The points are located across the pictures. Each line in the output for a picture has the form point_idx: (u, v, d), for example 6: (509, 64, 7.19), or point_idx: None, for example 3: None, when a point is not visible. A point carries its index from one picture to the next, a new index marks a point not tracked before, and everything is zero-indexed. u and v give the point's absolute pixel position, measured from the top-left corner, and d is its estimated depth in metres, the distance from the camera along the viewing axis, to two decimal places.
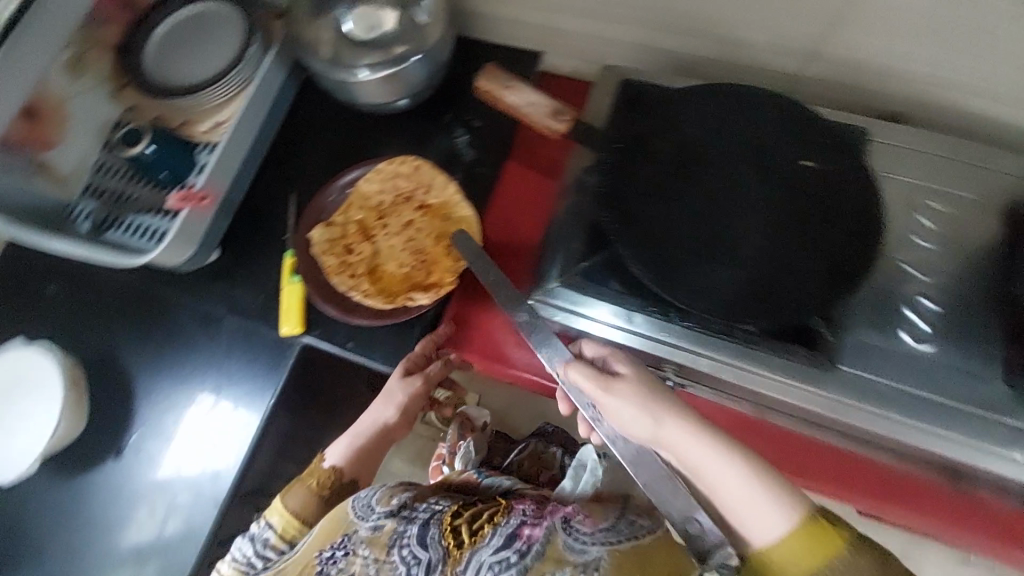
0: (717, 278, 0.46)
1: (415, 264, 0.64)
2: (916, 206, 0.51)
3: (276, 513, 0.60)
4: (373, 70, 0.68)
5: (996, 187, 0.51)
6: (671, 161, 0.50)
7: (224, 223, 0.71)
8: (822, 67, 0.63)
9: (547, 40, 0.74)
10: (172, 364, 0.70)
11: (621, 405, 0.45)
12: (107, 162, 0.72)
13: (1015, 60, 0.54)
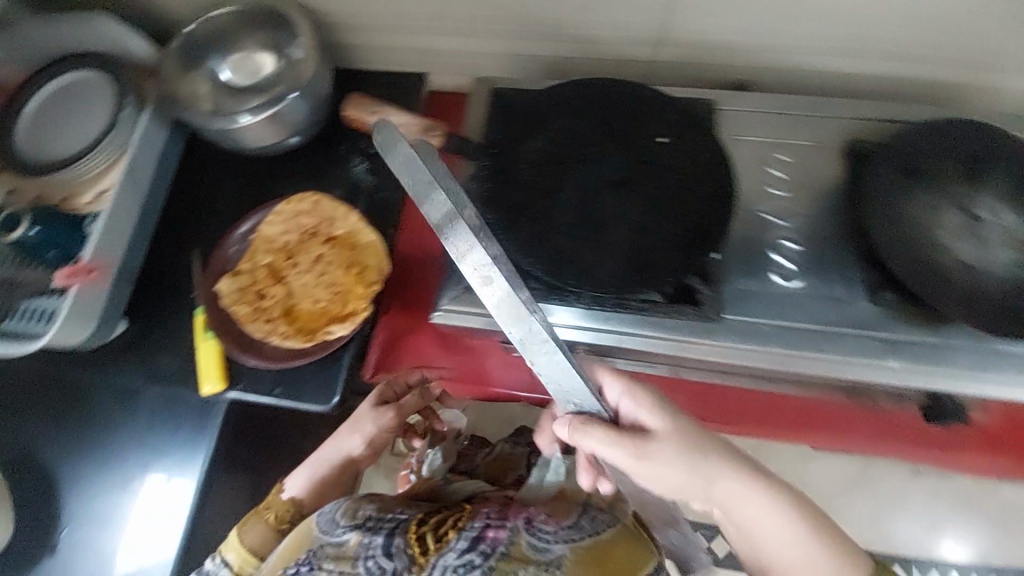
0: (603, 255, 0.50)
1: (329, 299, 0.64)
2: (767, 160, 0.57)
3: (232, 550, 0.62)
4: (255, 112, 0.67)
5: (833, 132, 0.58)
6: (543, 161, 0.54)
7: (126, 292, 0.67)
8: (673, 48, 0.70)
9: (436, 63, 0.78)
10: (93, 459, 0.64)
11: (670, 472, 0.45)
12: None
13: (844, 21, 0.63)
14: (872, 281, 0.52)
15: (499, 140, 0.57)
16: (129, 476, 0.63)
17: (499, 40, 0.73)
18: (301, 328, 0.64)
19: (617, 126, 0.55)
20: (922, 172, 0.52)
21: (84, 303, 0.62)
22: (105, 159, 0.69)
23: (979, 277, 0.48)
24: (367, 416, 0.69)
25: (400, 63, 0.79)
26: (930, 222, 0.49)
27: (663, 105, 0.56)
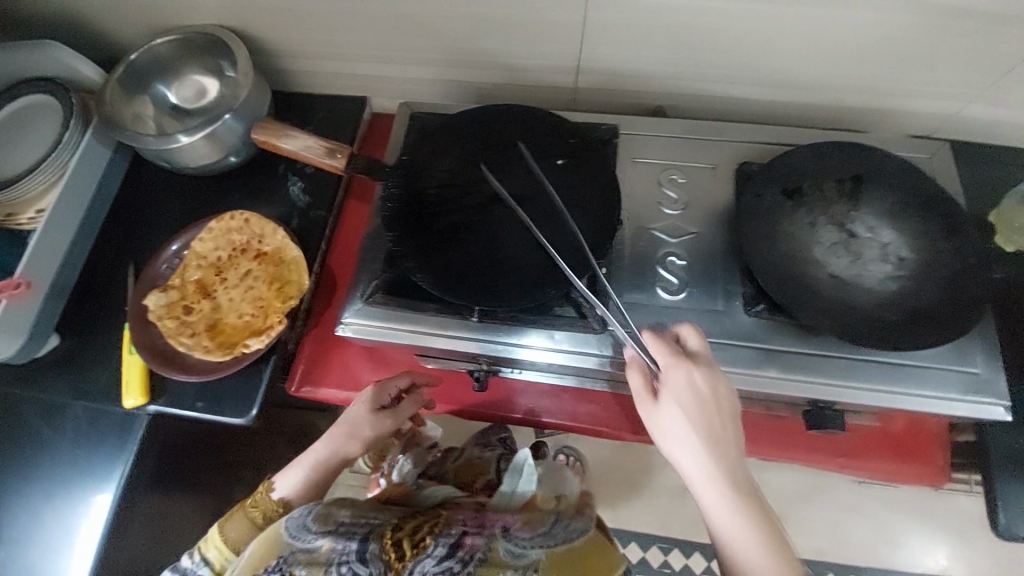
0: (495, 269, 0.53)
1: (255, 314, 0.67)
2: (662, 181, 0.61)
3: (213, 548, 0.60)
4: (188, 131, 0.68)
5: (726, 155, 0.62)
6: (442, 184, 0.57)
7: (59, 305, 0.69)
8: (591, 76, 0.73)
9: (375, 88, 0.81)
10: (14, 470, 0.65)
11: (668, 420, 0.46)
12: None
13: (753, 55, 0.66)
14: (748, 292, 0.54)
15: (407, 158, 0.59)
16: (49, 488, 0.64)
17: (426, 67, 0.76)
18: (226, 341, 0.66)
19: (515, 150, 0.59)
20: (801, 190, 0.56)
21: (13, 316, 0.63)
22: (48, 177, 0.68)
23: (850, 289, 0.52)
24: (365, 422, 0.62)
25: (338, 88, 0.82)
26: (808, 239, 0.54)
27: (560, 130, 0.60)
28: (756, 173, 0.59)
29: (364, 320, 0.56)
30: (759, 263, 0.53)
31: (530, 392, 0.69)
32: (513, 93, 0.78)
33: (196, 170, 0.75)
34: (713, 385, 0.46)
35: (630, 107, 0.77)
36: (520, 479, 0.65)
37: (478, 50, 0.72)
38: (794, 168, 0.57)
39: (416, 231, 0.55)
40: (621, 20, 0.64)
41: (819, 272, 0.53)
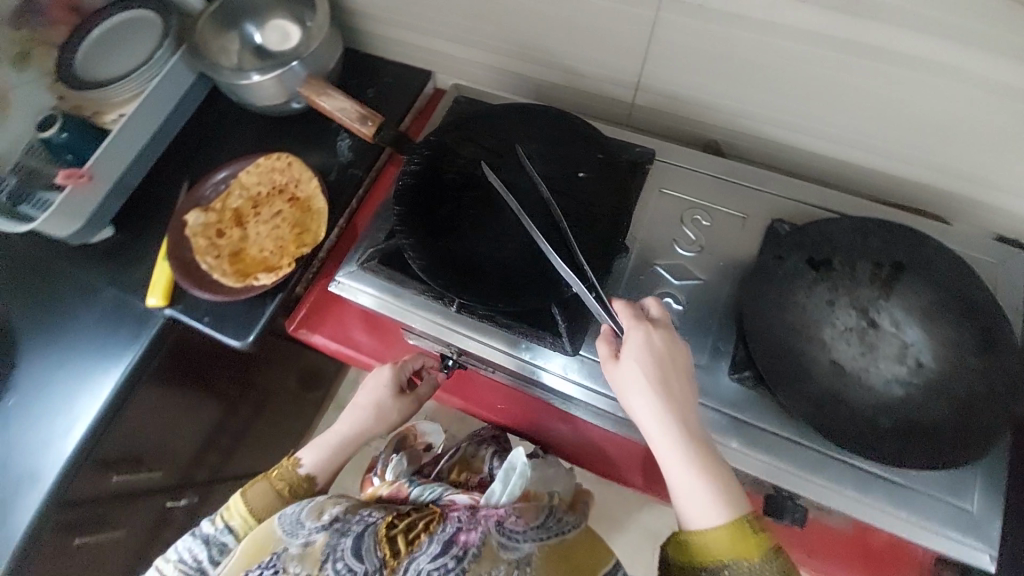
0: (488, 264, 0.54)
1: (275, 252, 0.72)
2: (683, 219, 0.58)
3: (237, 516, 0.60)
4: (260, 71, 0.72)
5: (761, 208, 0.58)
6: (462, 171, 0.58)
7: (117, 202, 0.76)
8: (649, 96, 0.69)
9: (438, 63, 0.81)
10: (47, 335, 0.74)
11: (628, 379, 0.45)
12: (32, 144, 0.79)
13: (824, 112, 0.60)
14: (737, 356, 0.51)
15: (435, 139, 0.59)
16: (69, 358, 0.73)
17: (488, 54, 0.75)
18: (245, 269, 0.71)
19: (538, 153, 0.58)
20: (829, 262, 0.51)
21: (75, 201, 0.71)
22: (134, 88, 0.76)
23: (849, 382, 0.48)
24: (391, 406, 0.67)
25: (405, 57, 0.83)
26: (820, 318, 0.50)
27: (590, 142, 0.58)
28: (784, 234, 0.55)
29: (355, 281, 0.60)
30: (757, 328, 0.50)
31: (506, 393, 0.69)
32: (567, 96, 0.75)
33: (258, 109, 0.79)
34: (668, 340, 0.46)
35: (683, 136, 0.72)
36: (513, 480, 0.61)
37: (540, 47, 0.70)
38: (828, 238, 0.52)
39: (421, 213, 0.56)
40: (688, 46, 0.60)
41: (820, 355, 0.49)
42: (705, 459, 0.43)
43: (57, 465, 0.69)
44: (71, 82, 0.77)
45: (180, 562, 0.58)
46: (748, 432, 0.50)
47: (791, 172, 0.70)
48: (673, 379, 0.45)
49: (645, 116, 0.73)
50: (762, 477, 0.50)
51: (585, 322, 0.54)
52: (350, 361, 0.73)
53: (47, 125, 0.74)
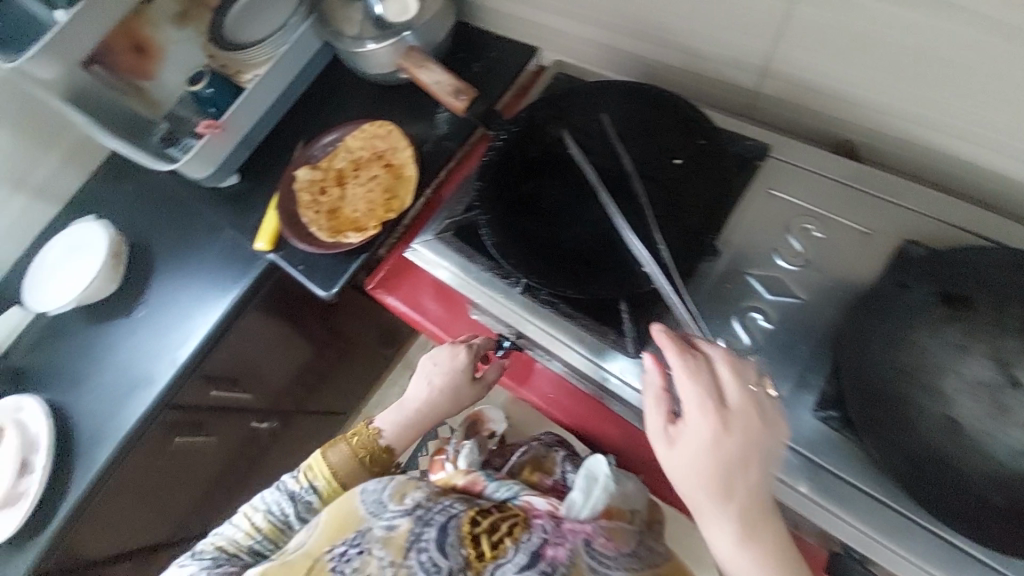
0: (562, 250, 0.52)
1: (366, 215, 0.76)
2: (790, 226, 0.50)
3: (321, 477, 0.65)
4: (376, 41, 0.75)
5: (892, 227, 0.49)
6: (549, 149, 0.56)
7: (244, 153, 0.85)
8: (778, 84, 0.60)
9: (545, 38, 0.79)
10: (173, 260, 0.86)
11: (681, 472, 0.43)
12: (184, 96, 0.91)
13: (999, 119, 0.49)
14: (826, 389, 0.45)
15: (524, 115, 0.57)
16: (191, 283, 0.85)
17: (597, 30, 0.70)
18: (339, 228, 0.76)
19: (631, 138, 0.54)
20: (968, 300, 0.42)
21: (210, 149, 0.80)
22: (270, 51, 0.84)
23: (961, 445, 0.40)
24: (465, 390, 0.67)
25: (513, 30, 0.82)
26: (944, 364, 0.41)
27: (692, 128, 0.53)
28: (920, 256, 0.45)
29: (432, 252, 0.59)
30: (860, 362, 0.43)
31: (559, 384, 0.68)
32: (681, 78, 0.69)
33: (370, 77, 0.83)
34: (734, 430, 0.42)
35: (810, 133, 0.63)
36: (596, 492, 0.62)
37: (656, 23, 0.63)
38: (972, 270, 0.43)
39: (498, 190, 0.55)
40: (829, 29, 0.52)
41: (925, 405, 0.41)
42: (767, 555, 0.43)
43: (172, 370, 0.83)
44: (219, 42, 0.87)
45: (269, 512, 0.64)
46: (821, 478, 0.44)
47: (945, 189, 0.58)
48: (735, 473, 0.42)
49: (769, 105, 0.64)
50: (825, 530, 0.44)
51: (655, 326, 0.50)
52: (417, 326, 0.75)
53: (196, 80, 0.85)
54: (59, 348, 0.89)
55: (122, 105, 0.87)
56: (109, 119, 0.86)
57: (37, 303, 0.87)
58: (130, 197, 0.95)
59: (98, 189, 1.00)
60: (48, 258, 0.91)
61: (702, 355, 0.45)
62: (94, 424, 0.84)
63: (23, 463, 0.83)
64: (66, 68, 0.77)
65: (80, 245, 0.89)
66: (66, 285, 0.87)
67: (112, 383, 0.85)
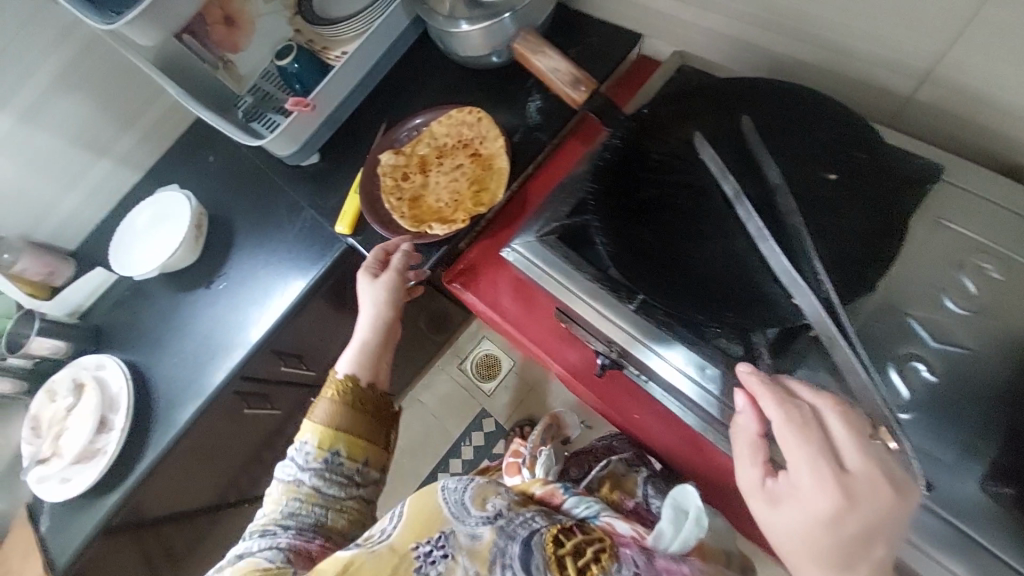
0: (684, 263, 0.50)
1: (452, 209, 0.74)
2: (963, 264, 0.45)
3: (308, 429, 0.64)
4: (471, 22, 0.71)
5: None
6: (675, 149, 0.55)
7: (326, 133, 0.83)
8: (937, 91, 0.52)
9: (652, 23, 0.73)
10: (254, 235, 0.88)
11: (787, 537, 0.41)
12: (269, 70, 0.90)
13: None
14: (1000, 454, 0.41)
15: (646, 112, 0.57)
16: (269, 261, 0.86)
17: (718, 17, 0.64)
18: (422, 219, 0.73)
19: (774, 149, 0.51)
20: None
21: (298, 126, 0.78)
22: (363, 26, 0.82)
23: None
24: (381, 287, 0.68)
25: (616, 13, 0.76)
26: None
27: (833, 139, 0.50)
28: None
29: (528, 253, 0.58)
30: None
31: (645, 401, 0.65)
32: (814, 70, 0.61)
33: (462, 59, 0.78)
34: (857, 503, 0.39)
35: (973, 152, 0.54)
36: (688, 528, 0.58)
37: (794, 11, 0.56)
38: None
39: (614, 194, 0.54)
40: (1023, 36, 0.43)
41: None
42: None
43: (245, 346, 0.84)
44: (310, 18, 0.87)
45: (282, 478, 0.63)
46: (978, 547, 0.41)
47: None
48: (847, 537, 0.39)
49: (924, 115, 0.56)
50: None
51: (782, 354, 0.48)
52: (496, 326, 0.72)
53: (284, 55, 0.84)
54: (142, 309, 0.93)
55: (212, 78, 0.86)
56: (198, 90, 0.84)
57: (121, 267, 0.90)
58: (212, 167, 0.96)
59: (177, 157, 1.02)
60: (132, 222, 0.93)
61: (806, 406, 0.44)
62: (169, 394, 0.87)
63: (101, 420, 0.86)
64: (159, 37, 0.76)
65: (166, 215, 0.91)
66: (150, 253, 0.90)
67: (193, 349, 0.87)
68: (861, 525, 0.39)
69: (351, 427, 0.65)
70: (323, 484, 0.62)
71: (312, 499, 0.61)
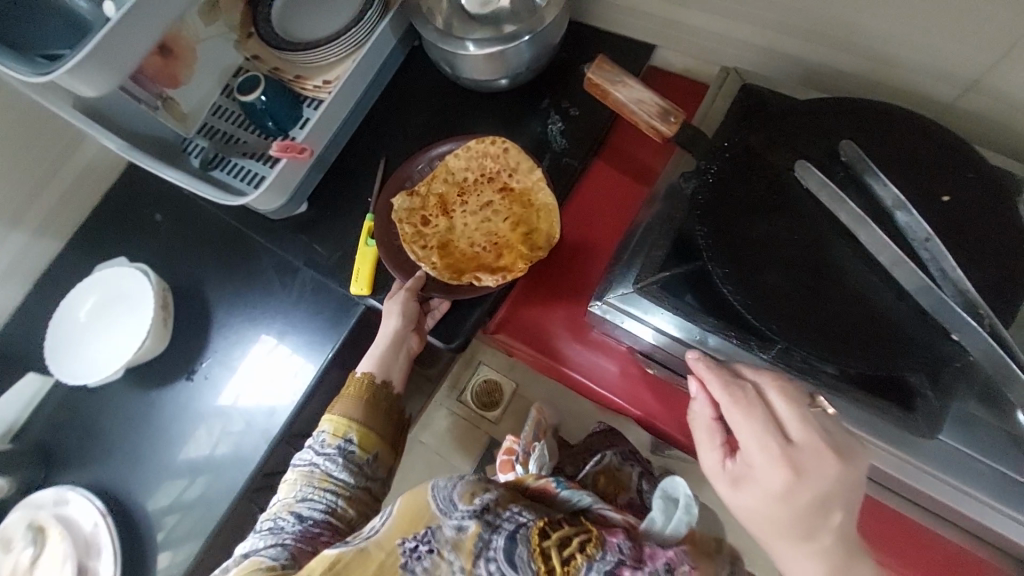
0: (805, 316, 0.79)
1: (486, 249, 1.08)
2: None
3: (330, 421, 1.01)
4: (479, 45, 1.04)
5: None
6: (769, 181, 0.86)
7: (317, 174, 1.20)
8: (974, 96, 0.87)
9: (667, 32, 1.13)
10: (245, 304, 1.27)
11: (745, 504, 0.70)
12: (220, 107, 1.20)
13: (996, 116, 0.89)
14: None
15: (731, 144, 0.89)
16: (282, 326, 1.24)
17: (749, 31, 1.01)
18: (452, 260, 1.07)
19: (887, 173, 0.82)
20: None
21: (288, 170, 1.10)
22: (336, 51, 1.10)
23: None
24: (401, 301, 1.05)
25: (632, 29, 1.18)
26: None
27: (876, 132, 0.85)
28: None
29: (620, 300, 0.94)
30: None
31: (638, 399, 1.06)
32: (844, 68, 0.97)
33: (467, 76, 1.12)
34: (798, 475, 0.66)
35: (963, 129, 0.94)
36: (678, 515, 0.83)
37: (800, 21, 0.93)
38: None
39: (724, 237, 0.83)
40: (883, 44, 0.89)
41: None
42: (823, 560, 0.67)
43: (243, 425, 1.23)
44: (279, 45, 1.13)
45: (298, 466, 0.98)
46: None
47: (994, 147, 0.93)
48: (802, 498, 0.66)
49: (961, 105, 0.91)
50: None
51: (939, 386, 0.79)
52: (549, 365, 1.11)
53: (251, 91, 1.10)
54: (120, 397, 1.30)
55: (157, 121, 1.11)
56: (129, 134, 1.07)
57: (68, 372, 1.27)
58: (162, 226, 1.34)
59: (124, 222, 1.36)
60: (74, 314, 1.30)
61: (749, 386, 0.72)
62: (174, 485, 1.24)
63: (82, 555, 1.22)
64: (113, 79, 0.89)
65: (119, 290, 1.29)
66: (111, 350, 1.27)
67: (189, 432, 1.25)
68: (810, 490, 0.66)
69: (363, 417, 1.01)
70: (334, 469, 0.97)
71: (324, 482, 0.96)
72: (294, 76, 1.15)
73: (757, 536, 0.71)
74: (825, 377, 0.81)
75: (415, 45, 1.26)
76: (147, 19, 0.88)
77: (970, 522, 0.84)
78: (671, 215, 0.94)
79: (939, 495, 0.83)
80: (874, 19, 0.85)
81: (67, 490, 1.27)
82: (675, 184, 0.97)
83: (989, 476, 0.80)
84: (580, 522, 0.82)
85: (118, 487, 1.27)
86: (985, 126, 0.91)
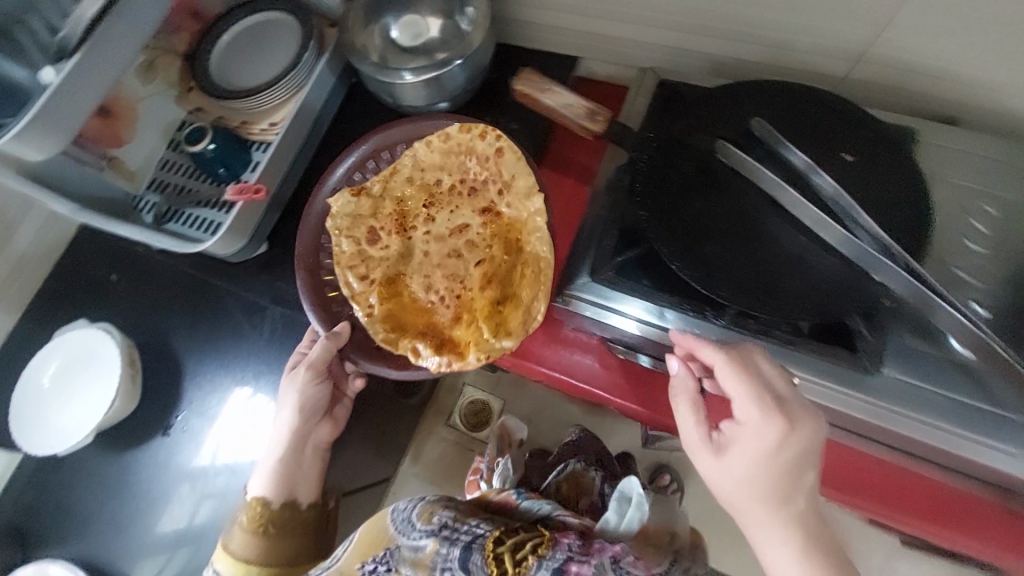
0: (745, 280, 0.85)
1: (444, 275, 1.08)
2: (963, 235, 0.89)
3: (223, 561, 1.05)
4: (415, 73, 1.10)
5: (959, 196, 0.91)
6: (695, 163, 0.92)
7: (274, 214, 1.22)
8: (864, 66, 0.97)
9: (590, 44, 1.21)
10: (214, 351, 1.27)
11: (733, 466, 0.72)
12: (166, 161, 1.22)
13: (888, 81, 0.98)
14: (992, 321, 0.84)
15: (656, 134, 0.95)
16: (256, 368, 1.25)
17: (660, 34, 1.09)
18: (399, 299, 1.08)
19: (794, 142, 0.89)
20: None
21: (245, 213, 1.13)
22: (277, 94, 1.15)
23: None
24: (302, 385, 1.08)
25: (556, 45, 1.26)
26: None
27: (780, 107, 0.93)
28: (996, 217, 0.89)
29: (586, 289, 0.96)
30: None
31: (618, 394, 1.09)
32: (745, 57, 1.06)
33: (407, 103, 1.18)
34: (790, 426, 0.70)
35: (863, 96, 1.04)
36: (630, 514, 0.94)
37: (702, 19, 1.01)
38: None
39: (662, 218, 0.89)
40: (778, 31, 0.98)
41: None
42: (790, 521, 0.71)
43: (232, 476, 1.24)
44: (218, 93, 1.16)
45: None
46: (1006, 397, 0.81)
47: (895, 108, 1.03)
48: (789, 452, 0.69)
49: (857, 75, 1.00)
50: (1001, 425, 0.82)
51: (876, 327, 0.85)
52: (525, 366, 1.13)
53: (200, 141, 1.14)
54: (91, 461, 1.27)
55: (106, 180, 1.13)
56: (78, 197, 1.09)
57: (34, 446, 1.24)
58: (119, 285, 1.34)
59: (80, 285, 1.36)
60: (33, 385, 1.28)
61: (740, 351, 0.76)
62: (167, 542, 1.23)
63: None
64: (59, 142, 0.92)
65: (78, 355, 1.27)
66: (77, 415, 1.25)
67: (174, 489, 1.25)
68: (797, 447, 0.69)
69: (262, 555, 1.04)
70: None
71: None
72: (240, 122, 1.19)
73: (739, 510, 0.74)
74: (778, 334, 0.87)
75: (354, 81, 1.31)
76: (88, 83, 0.91)
77: (927, 452, 0.89)
78: (618, 206, 0.99)
79: (908, 430, 0.86)
80: (764, 11, 0.94)
81: (48, 563, 1.23)
82: (614, 177, 1.02)
83: (933, 401, 0.84)
84: (537, 530, 0.92)
85: (104, 555, 1.25)
86: (879, 91, 1.01)
